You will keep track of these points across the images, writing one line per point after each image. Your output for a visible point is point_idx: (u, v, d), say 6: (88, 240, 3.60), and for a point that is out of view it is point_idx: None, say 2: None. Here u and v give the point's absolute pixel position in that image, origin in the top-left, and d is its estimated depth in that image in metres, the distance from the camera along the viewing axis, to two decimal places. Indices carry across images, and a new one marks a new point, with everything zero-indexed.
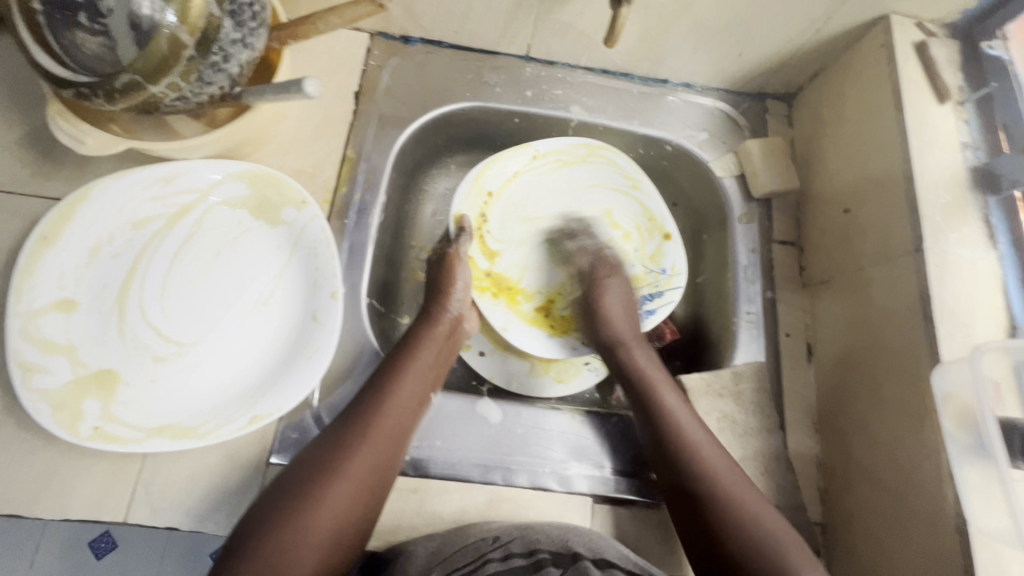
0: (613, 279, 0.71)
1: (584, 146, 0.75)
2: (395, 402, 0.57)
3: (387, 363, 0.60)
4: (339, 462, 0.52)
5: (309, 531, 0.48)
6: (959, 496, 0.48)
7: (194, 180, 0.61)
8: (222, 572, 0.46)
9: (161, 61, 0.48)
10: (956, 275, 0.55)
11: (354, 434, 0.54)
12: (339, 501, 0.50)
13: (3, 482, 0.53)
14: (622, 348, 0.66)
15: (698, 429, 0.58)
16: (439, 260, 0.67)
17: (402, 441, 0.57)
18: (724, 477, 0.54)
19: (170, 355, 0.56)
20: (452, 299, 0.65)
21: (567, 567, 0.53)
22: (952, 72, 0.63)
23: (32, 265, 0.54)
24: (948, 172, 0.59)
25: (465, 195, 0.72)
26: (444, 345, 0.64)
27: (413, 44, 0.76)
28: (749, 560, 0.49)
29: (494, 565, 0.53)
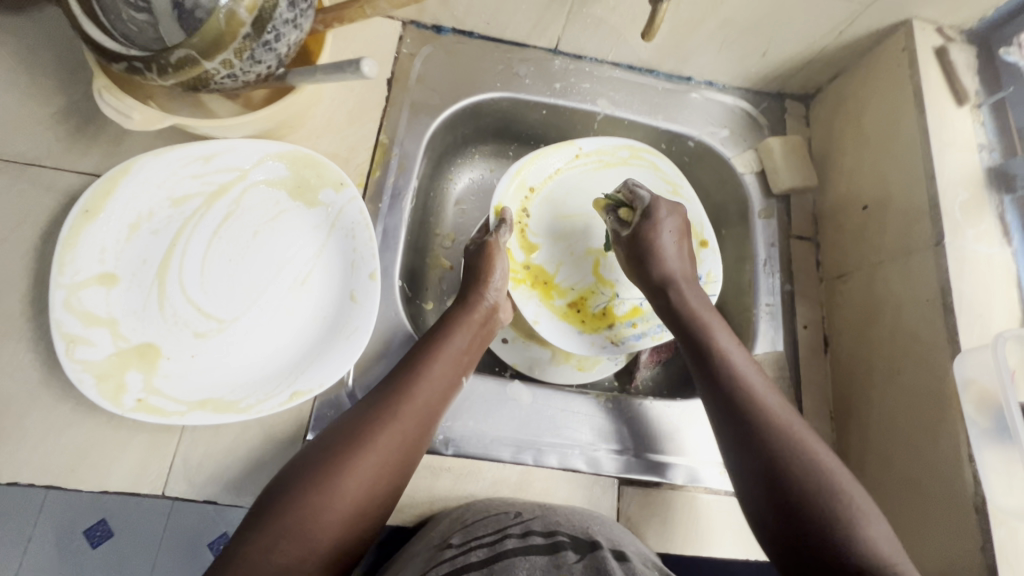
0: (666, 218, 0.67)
1: (626, 148, 0.76)
2: (425, 382, 0.56)
3: (422, 345, 0.60)
4: (367, 435, 0.51)
5: (333, 500, 0.48)
6: (977, 473, 0.51)
7: (233, 159, 0.61)
8: (245, 535, 0.46)
9: (216, 39, 0.48)
10: (974, 269, 0.58)
11: (384, 410, 0.53)
12: (364, 475, 0.50)
13: (42, 453, 0.54)
14: (674, 286, 0.64)
15: (756, 373, 0.58)
16: (479, 250, 0.68)
17: (430, 421, 0.56)
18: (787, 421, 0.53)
19: (210, 331, 0.57)
20: (489, 287, 0.65)
21: (586, 553, 0.48)
22: (970, 76, 0.66)
23: (74, 237, 0.54)
24: (966, 172, 0.62)
25: (507, 187, 0.72)
26: (478, 331, 0.64)
27: (445, 33, 0.77)
28: (813, 506, 0.48)
29: (511, 540, 0.49)
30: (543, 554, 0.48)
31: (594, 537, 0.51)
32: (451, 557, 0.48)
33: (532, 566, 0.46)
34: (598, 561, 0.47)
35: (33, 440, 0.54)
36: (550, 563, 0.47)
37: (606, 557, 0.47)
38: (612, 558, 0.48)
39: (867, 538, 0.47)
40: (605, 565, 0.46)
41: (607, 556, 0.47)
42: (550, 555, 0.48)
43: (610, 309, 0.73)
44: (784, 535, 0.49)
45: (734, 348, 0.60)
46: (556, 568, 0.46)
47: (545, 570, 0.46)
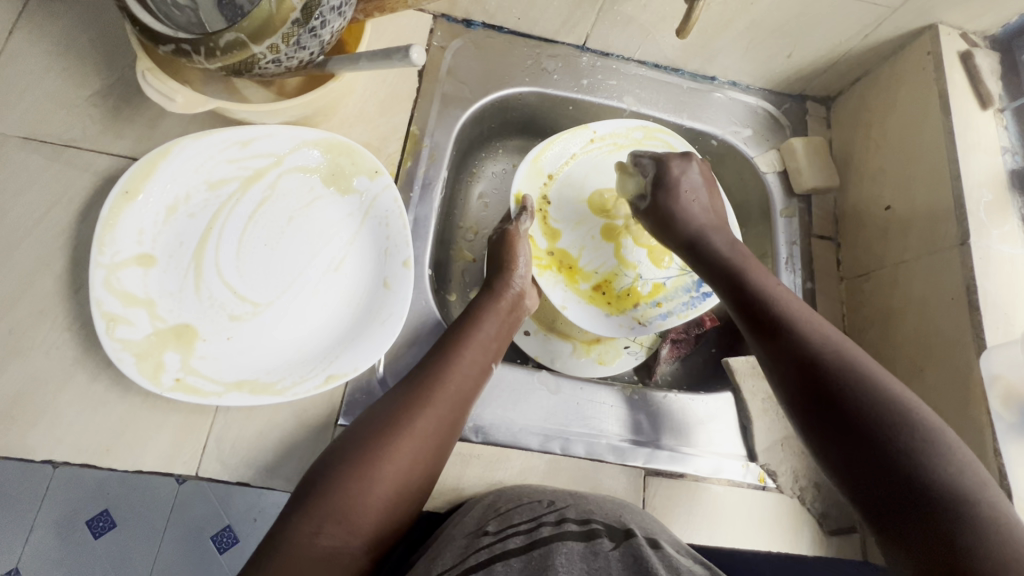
0: (686, 175, 0.68)
1: (640, 128, 0.77)
2: (457, 368, 0.57)
3: (451, 333, 0.60)
4: (404, 421, 0.52)
5: (373, 486, 0.48)
6: (1003, 466, 0.52)
7: (269, 144, 0.61)
8: (291, 517, 0.46)
9: (265, 22, 0.49)
10: (998, 268, 0.59)
11: (419, 396, 0.54)
12: (403, 459, 0.50)
13: (76, 432, 0.54)
14: (704, 237, 0.65)
15: (802, 308, 0.57)
16: (501, 239, 0.68)
17: (463, 407, 0.56)
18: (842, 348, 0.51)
19: (245, 314, 0.58)
20: (515, 276, 0.66)
21: (621, 541, 0.48)
22: (994, 80, 0.67)
23: (114, 218, 0.55)
24: (989, 173, 0.64)
25: (524, 174, 0.73)
26: (506, 320, 0.64)
27: (475, 28, 0.77)
28: (881, 433, 0.46)
29: (547, 527, 0.50)
30: (579, 541, 0.48)
31: (627, 525, 0.51)
32: (490, 544, 0.48)
33: (570, 553, 0.47)
34: (635, 548, 0.47)
35: (68, 418, 0.54)
36: (588, 551, 0.47)
37: (641, 543, 0.47)
38: (647, 545, 0.48)
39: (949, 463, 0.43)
40: (641, 553, 0.46)
41: (642, 544, 0.48)
42: (586, 542, 0.48)
43: (634, 289, 0.74)
44: (851, 465, 0.46)
45: (777, 286, 0.59)
46: (594, 555, 0.47)
47: (584, 559, 0.46)
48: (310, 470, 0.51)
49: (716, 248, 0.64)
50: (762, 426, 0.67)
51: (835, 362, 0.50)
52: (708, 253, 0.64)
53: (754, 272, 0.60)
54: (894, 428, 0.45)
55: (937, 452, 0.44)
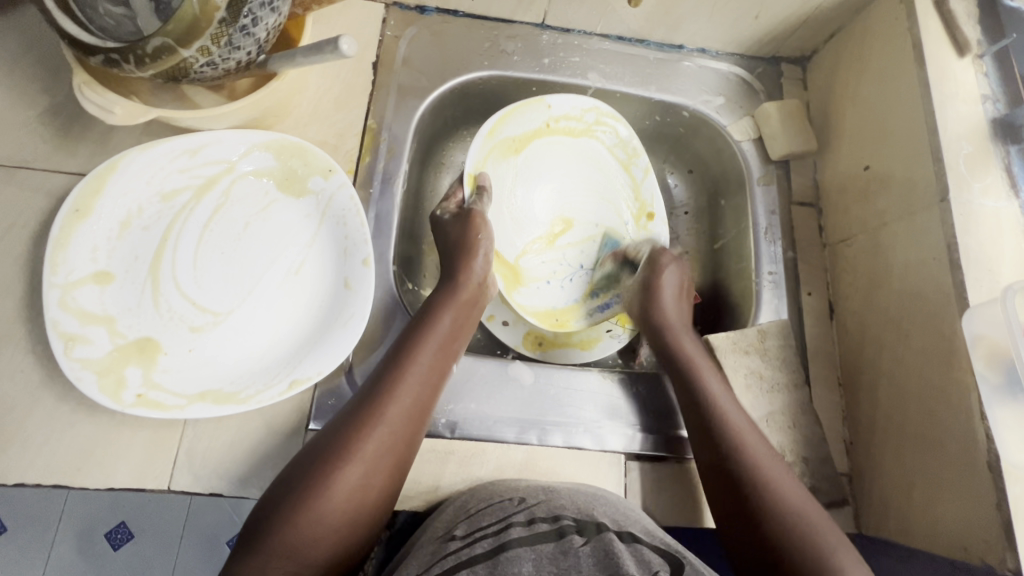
0: (666, 271, 0.71)
1: (593, 110, 0.75)
2: (409, 380, 0.55)
3: (404, 339, 0.58)
4: (353, 443, 0.50)
5: (321, 515, 0.47)
6: (990, 431, 0.50)
7: (220, 151, 0.60)
8: (246, 549, 0.46)
9: (192, 25, 0.47)
10: (980, 222, 0.57)
11: (369, 412, 0.52)
12: (352, 481, 0.49)
13: (47, 453, 0.54)
14: (697, 376, 0.62)
15: (741, 417, 0.58)
16: (459, 220, 0.66)
17: (420, 417, 0.55)
18: (756, 453, 0.55)
19: (205, 325, 0.57)
20: (472, 267, 0.64)
21: (591, 535, 0.48)
22: (971, 25, 0.63)
23: (65, 237, 0.54)
24: (969, 124, 0.60)
25: (479, 150, 0.69)
26: (465, 316, 0.62)
27: (429, 14, 0.75)
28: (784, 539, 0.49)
29: (516, 529, 0.49)
30: (549, 541, 0.48)
31: (598, 519, 0.50)
32: (457, 550, 0.48)
33: (538, 557, 0.46)
34: (605, 544, 0.47)
35: (37, 440, 0.54)
36: (557, 551, 0.47)
37: (612, 539, 0.47)
38: (618, 539, 0.48)
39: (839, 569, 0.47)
40: (612, 548, 0.46)
41: (613, 538, 0.47)
42: (557, 542, 0.48)
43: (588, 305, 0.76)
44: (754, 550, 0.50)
45: (736, 412, 0.58)
46: (564, 554, 0.46)
47: (552, 561, 0.46)
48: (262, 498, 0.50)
49: (672, 322, 0.67)
50: (746, 403, 0.65)
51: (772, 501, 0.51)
52: (660, 327, 0.67)
53: (716, 404, 0.59)
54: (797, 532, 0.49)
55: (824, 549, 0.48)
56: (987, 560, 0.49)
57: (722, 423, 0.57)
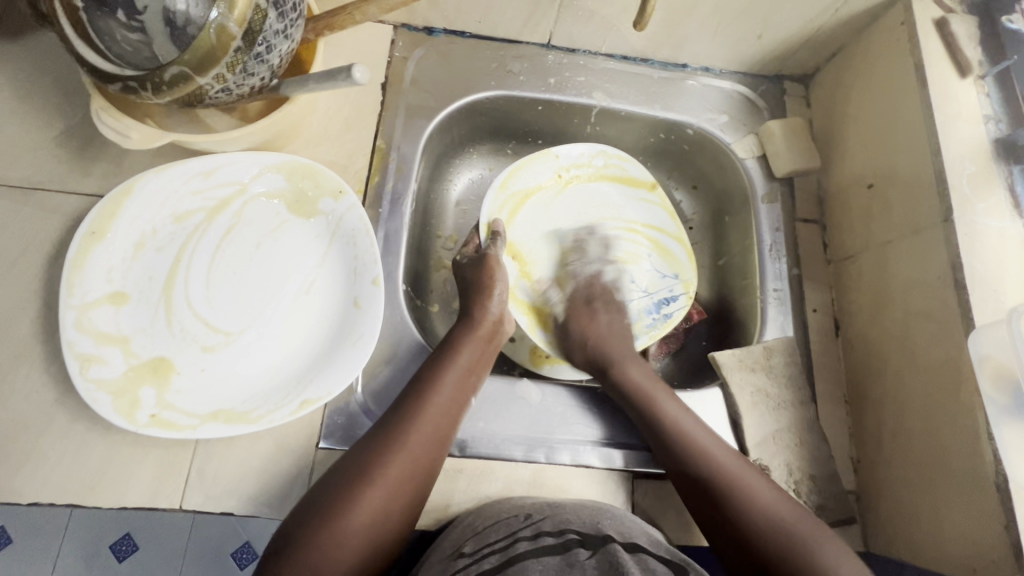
0: (602, 303, 0.73)
1: (600, 154, 0.78)
2: (432, 407, 0.56)
3: (428, 366, 0.59)
4: (376, 467, 0.51)
5: (344, 537, 0.48)
6: (998, 451, 0.50)
7: (233, 173, 0.61)
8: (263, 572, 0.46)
9: (208, 53, 0.48)
10: (984, 242, 0.57)
11: (392, 439, 0.53)
12: (374, 506, 0.50)
13: (61, 473, 0.54)
14: (619, 367, 0.66)
15: (717, 447, 0.58)
16: (477, 262, 0.68)
17: (441, 444, 0.55)
18: (739, 480, 0.55)
19: (217, 345, 0.58)
20: (492, 300, 0.65)
21: (597, 548, 0.49)
22: (972, 46, 0.64)
23: (81, 259, 0.55)
24: (971, 144, 0.61)
25: (493, 202, 0.73)
26: (486, 347, 0.63)
27: (436, 35, 0.76)
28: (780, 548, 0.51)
29: (523, 544, 0.49)
30: (555, 554, 0.48)
31: (605, 532, 0.51)
32: (465, 567, 0.48)
33: (545, 568, 0.47)
34: (611, 556, 0.47)
35: (52, 460, 0.54)
36: (563, 563, 0.47)
37: (618, 551, 0.47)
38: (624, 551, 0.48)
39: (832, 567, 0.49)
40: (618, 559, 0.47)
41: (618, 549, 0.48)
42: (562, 555, 0.48)
43: None
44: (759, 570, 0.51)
45: (702, 435, 0.59)
46: (570, 566, 0.47)
47: (559, 572, 0.47)
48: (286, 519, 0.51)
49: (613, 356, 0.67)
50: (752, 420, 0.65)
51: (692, 455, 0.57)
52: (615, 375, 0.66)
53: (640, 387, 0.64)
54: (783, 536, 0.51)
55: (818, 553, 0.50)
56: None
57: (682, 441, 0.58)
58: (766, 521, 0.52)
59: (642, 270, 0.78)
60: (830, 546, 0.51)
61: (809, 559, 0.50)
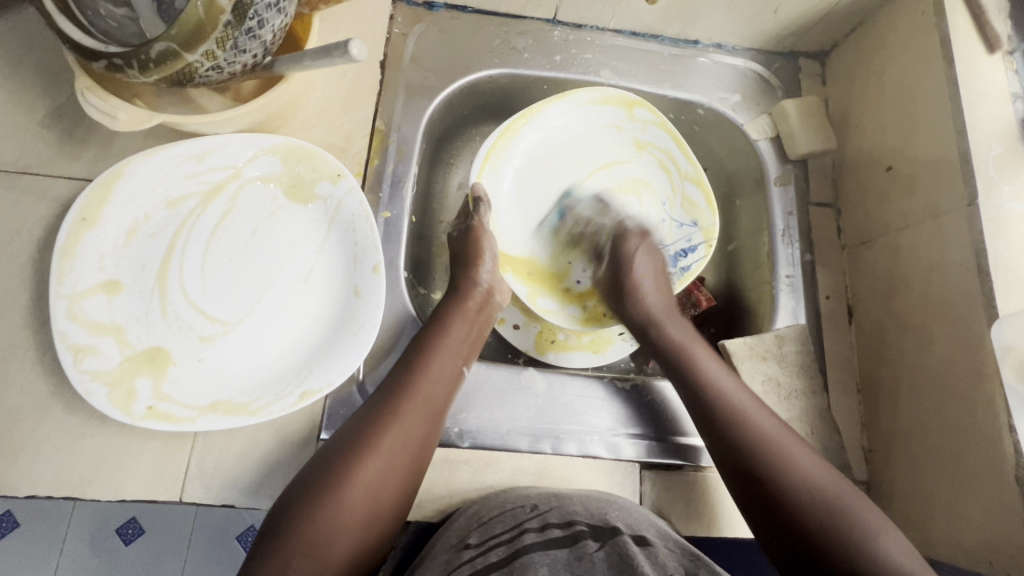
0: (644, 246, 0.70)
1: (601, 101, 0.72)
2: (422, 378, 0.55)
3: (416, 342, 0.59)
4: (368, 439, 0.50)
5: (339, 512, 0.47)
6: (1018, 444, 0.49)
7: (227, 156, 0.59)
8: (262, 551, 0.46)
9: (196, 27, 0.46)
10: (1010, 228, 0.55)
11: (382, 412, 0.52)
12: (368, 478, 0.49)
13: (58, 466, 0.53)
14: (656, 320, 0.66)
15: (741, 393, 0.58)
16: (466, 235, 0.66)
17: (435, 417, 0.55)
18: (753, 417, 0.56)
19: (214, 334, 0.56)
20: (481, 270, 0.64)
21: (605, 540, 0.49)
22: (1003, 20, 0.61)
23: (72, 246, 0.53)
24: (998, 125, 0.58)
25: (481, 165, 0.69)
26: (475, 320, 0.62)
27: (437, 10, 0.73)
28: (786, 485, 0.52)
29: (530, 535, 0.49)
30: (563, 547, 0.49)
31: (612, 523, 0.51)
32: (472, 559, 0.48)
33: (553, 561, 0.48)
34: (620, 549, 0.48)
35: (48, 453, 0.53)
36: (572, 557, 0.48)
37: (629, 544, 0.48)
38: (633, 543, 0.49)
39: (847, 508, 0.50)
40: (626, 553, 0.48)
41: (628, 541, 0.49)
42: (571, 547, 0.49)
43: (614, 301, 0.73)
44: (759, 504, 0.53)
45: (726, 381, 0.59)
46: (578, 561, 0.48)
47: (568, 566, 0.48)
48: (279, 499, 0.49)
49: (652, 302, 0.67)
50: None
51: (739, 424, 0.56)
52: (648, 318, 0.66)
53: (690, 349, 0.62)
54: (791, 469, 0.52)
55: (825, 493, 0.51)
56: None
57: (702, 373, 0.60)
58: (837, 520, 0.50)
59: (658, 221, 0.75)
60: (844, 490, 0.52)
61: (834, 508, 0.50)
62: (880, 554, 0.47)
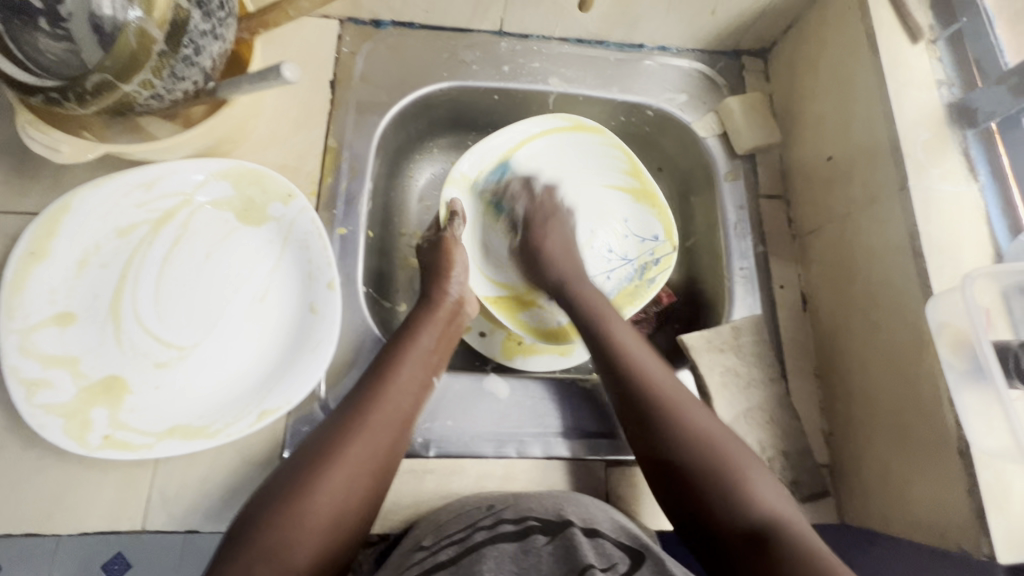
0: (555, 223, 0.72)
1: (561, 120, 0.75)
2: (393, 386, 0.56)
3: (387, 350, 0.59)
4: (337, 448, 0.51)
5: (306, 519, 0.47)
6: (958, 417, 0.50)
7: (177, 182, 0.59)
8: (221, 561, 0.44)
9: (131, 60, 0.47)
10: (940, 209, 0.57)
11: (352, 421, 0.53)
12: (338, 486, 0.49)
13: (17, 500, 0.53)
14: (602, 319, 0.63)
15: (655, 367, 0.58)
16: (434, 246, 0.68)
17: (403, 426, 0.55)
18: (666, 393, 0.55)
19: (171, 360, 0.56)
20: (450, 281, 0.65)
21: (555, 533, 0.49)
22: (923, 11, 0.63)
23: (21, 281, 0.53)
24: (925, 111, 0.60)
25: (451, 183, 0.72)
26: (446, 329, 0.63)
27: (384, 27, 0.74)
28: (704, 483, 0.50)
29: (480, 533, 0.49)
30: (512, 541, 0.49)
31: (564, 516, 0.51)
32: (422, 559, 0.48)
33: (501, 554, 0.47)
34: (568, 540, 0.48)
35: (6, 489, 0.53)
36: (519, 550, 0.48)
37: (575, 534, 0.48)
38: (582, 534, 0.48)
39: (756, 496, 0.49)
40: (574, 543, 0.47)
41: (576, 533, 0.48)
42: (520, 540, 0.49)
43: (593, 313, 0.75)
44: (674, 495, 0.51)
45: (632, 342, 0.61)
46: (525, 553, 0.47)
47: (515, 558, 0.47)
48: (242, 510, 0.49)
49: (582, 288, 0.67)
50: (722, 400, 0.65)
51: (682, 441, 0.52)
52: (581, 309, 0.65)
53: (625, 352, 0.59)
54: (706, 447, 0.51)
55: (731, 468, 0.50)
56: (964, 546, 0.49)
57: (631, 365, 0.58)
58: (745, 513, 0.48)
59: (621, 237, 0.77)
60: (757, 476, 0.50)
61: (740, 492, 0.49)
62: (794, 538, 0.45)
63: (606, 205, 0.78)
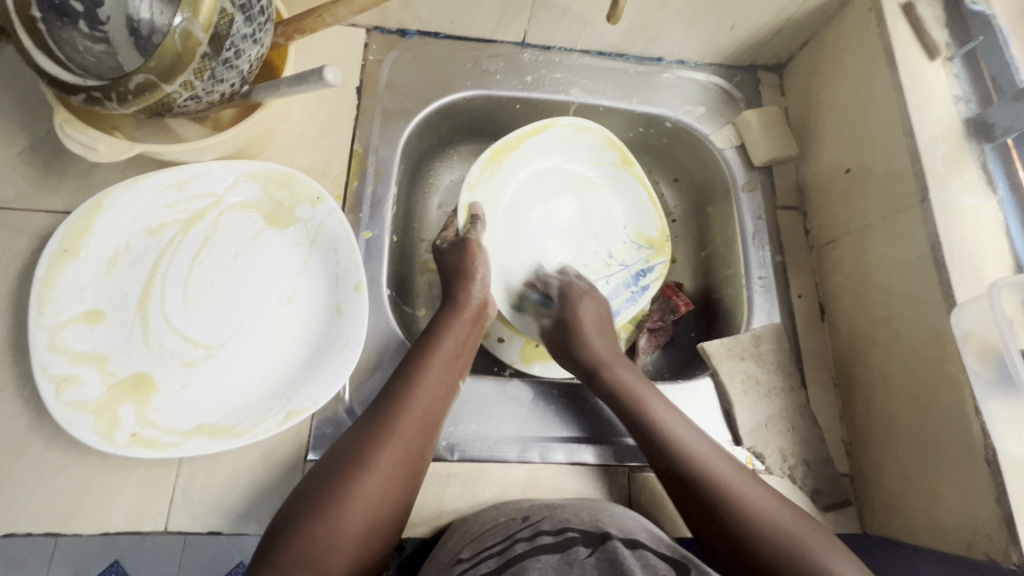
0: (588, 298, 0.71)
1: (573, 123, 0.75)
2: (421, 390, 0.56)
3: (412, 354, 0.59)
4: (369, 454, 0.51)
5: (342, 525, 0.47)
6: (985, 426, 0.51)
7: (208, 182, 0.60)
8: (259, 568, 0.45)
9: (174, 60, 0.47)
10: (961, 220, 0.58)
11: (382, 426, 0.53)
12: (371, 492, 0.49)
13: (40, 498, 0.52)
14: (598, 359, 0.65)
15: (677, 414, 0.60)
16: (460, 247, 0.67)
17: (432, 431, 0.55)
18: (696, 439, 0.58)
19: (198, 359, 0.56)
20: (475, 284, 0.65)
21: (596, 546, 0.49)
22: (939, 29, 0.65)
23: (51, 278, 0.53)
24: (943, 125, 0.62)
25: (471, 182, 0.71)
26: (471, 332, 0.64)
27: (410, 37, 0.76)
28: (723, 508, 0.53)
29: (520, 544, 0.49)
30: (555, 552, 0.49)
31: (603, 529, 0.51)
32: (463, 573, 0.48)
33: (545, 566, 0.47)
34: (610, 554, 0.47)
35: (28, 488, 0.52)
36: (562, 562, 0.47)
37: (617, 548, 0.47)
38: (623, 547, 0.48)
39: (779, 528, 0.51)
40: (617, 557, 0.47)
41: (618, 546, 0.48)
42: (562, 552, 0.48)
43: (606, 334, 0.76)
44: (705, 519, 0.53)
45: (640, 386, 0.63)
46: (569, 566, 0.47)
47: (559, 571, 0.47)
48: (276, 517, 0.49)
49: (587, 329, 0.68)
50: (742, 408, 0.65)
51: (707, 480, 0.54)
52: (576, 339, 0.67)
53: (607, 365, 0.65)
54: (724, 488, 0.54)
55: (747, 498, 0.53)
56: (992, 554, 0.49)
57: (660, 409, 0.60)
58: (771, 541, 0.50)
59: (623, 243, 0.79)
60: (781, 512, 0.52)
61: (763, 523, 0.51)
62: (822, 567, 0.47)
63: (610, 210, 0.80)
